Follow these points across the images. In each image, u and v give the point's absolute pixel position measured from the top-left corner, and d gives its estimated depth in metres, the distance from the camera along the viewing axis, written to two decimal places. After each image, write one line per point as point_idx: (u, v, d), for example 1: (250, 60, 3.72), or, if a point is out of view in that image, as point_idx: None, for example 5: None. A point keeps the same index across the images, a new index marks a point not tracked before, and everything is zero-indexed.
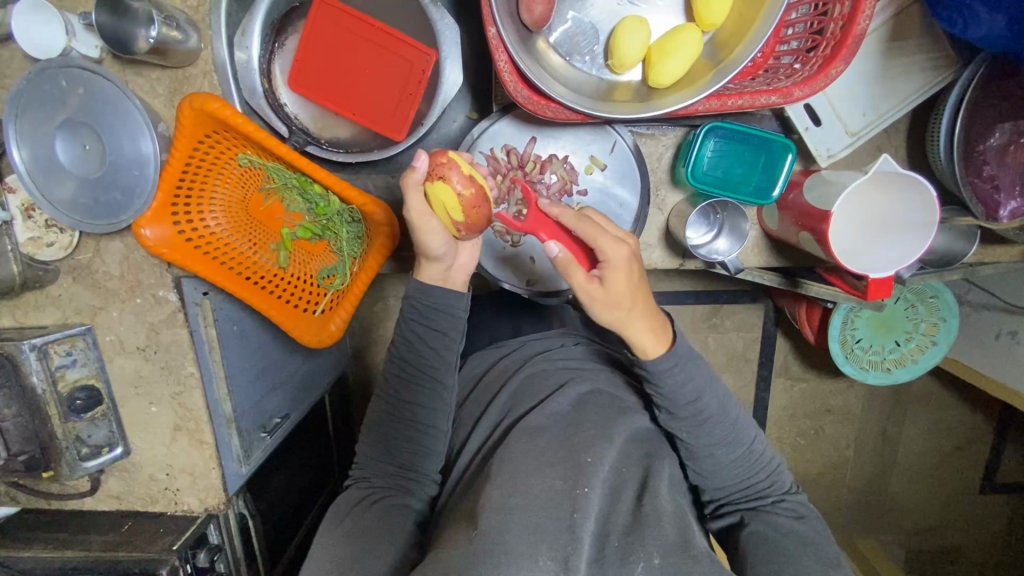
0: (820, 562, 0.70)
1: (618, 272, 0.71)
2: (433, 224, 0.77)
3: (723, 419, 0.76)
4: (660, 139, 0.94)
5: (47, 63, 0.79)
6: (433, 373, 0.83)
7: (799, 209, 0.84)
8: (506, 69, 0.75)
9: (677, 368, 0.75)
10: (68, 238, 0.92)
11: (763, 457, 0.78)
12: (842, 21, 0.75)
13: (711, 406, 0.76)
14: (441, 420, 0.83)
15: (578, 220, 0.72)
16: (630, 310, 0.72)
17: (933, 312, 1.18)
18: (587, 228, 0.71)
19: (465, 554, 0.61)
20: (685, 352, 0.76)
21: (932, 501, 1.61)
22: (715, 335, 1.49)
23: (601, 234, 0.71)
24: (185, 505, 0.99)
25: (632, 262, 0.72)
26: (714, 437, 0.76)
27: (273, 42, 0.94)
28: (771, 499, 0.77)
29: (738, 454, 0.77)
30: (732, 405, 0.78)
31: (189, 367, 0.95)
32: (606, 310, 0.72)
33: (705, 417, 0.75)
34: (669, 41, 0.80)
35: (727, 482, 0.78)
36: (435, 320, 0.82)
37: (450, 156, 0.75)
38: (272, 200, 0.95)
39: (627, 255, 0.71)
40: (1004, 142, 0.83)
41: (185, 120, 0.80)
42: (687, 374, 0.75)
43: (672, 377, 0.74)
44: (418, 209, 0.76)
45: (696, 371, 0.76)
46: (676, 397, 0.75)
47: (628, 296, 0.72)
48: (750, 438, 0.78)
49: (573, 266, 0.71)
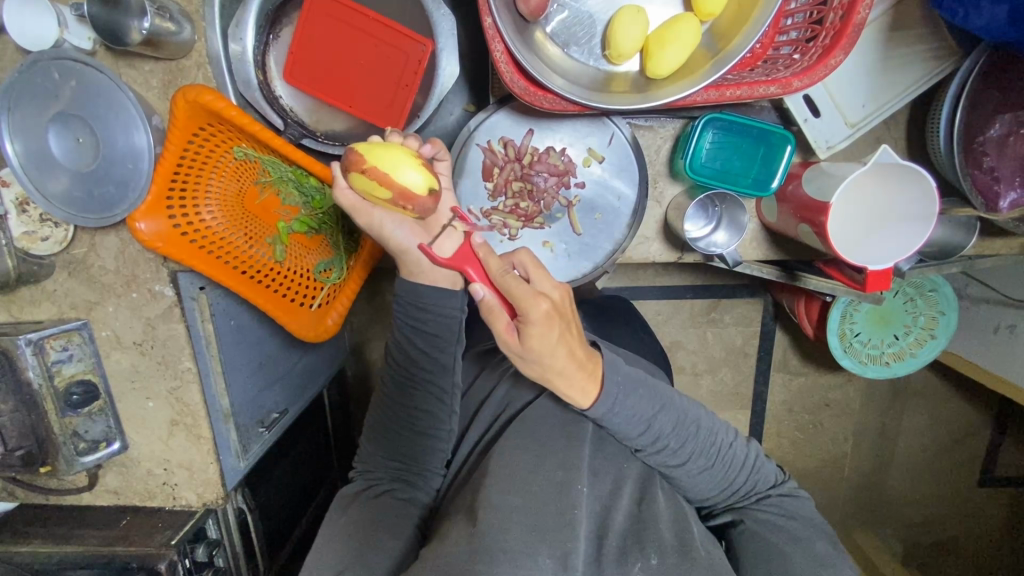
0: (810, 559, 0.69)
1: (539, 329, 0.62)
2: (379, 214, 0.73)
3: (683, 437, 0.72)
4: (658, 131, 0.94)
5: (37, 55, 0.78)
6: (435, 382, 0.82)
7: (798, 201, 0.84)
8: (502, 59, 0.74)
9: (621, 404, 0.69)
10: (63, 233, 0.91)
11: (736, 460, 0.76)
12: (841, 12, 0.75)
13: (667, 427, 0.71)
14: (444, 423, 0.82)
15: (500, 270, 0.66)
16: (553, 365, 0.65)
17: (932, 305, 1.18)
18: (506, 278, 0.65)
19: (464, 551, 0.61)
20: (623, 381, 0.70)
21: (930, 495, 1.62)
22: (714, 330, 1.49)
23: (517, 285, 0.63)
24: (183, 500, 0.98)
25: (554, 317, 0.63)
26: (682, 456, 0.72)
27: (267, 33, 0.94)
28: (754, 496, 0.76)
29: (712, 464, 0.74)
30: (692, 420, 0.73)
31: (186, 362, 0.94)
32: (535, 367, 0.66)
33: (662, 442, 0.71)
34: (667, 32, 0.79)
35: (708, 492, 0.76)
36: (426, 322, 0.80)
37: (346, 143, 0.69)
38: (268, 194, 0.93)
39: (548, 312, 0.62)
40: (1004, 132, 0.82)
41: (179, 113, 0.81)
42: (630, 408, 0.70)
43: (617, 415, 0.69)
44: (353, 202, 0.73)
45: (641, 397, 0.70)
46: (628, 432, 0.70)
47: (550, 352, 0.64)
48: (718, 444, 0.75)
49: (494, 316, 0.65)
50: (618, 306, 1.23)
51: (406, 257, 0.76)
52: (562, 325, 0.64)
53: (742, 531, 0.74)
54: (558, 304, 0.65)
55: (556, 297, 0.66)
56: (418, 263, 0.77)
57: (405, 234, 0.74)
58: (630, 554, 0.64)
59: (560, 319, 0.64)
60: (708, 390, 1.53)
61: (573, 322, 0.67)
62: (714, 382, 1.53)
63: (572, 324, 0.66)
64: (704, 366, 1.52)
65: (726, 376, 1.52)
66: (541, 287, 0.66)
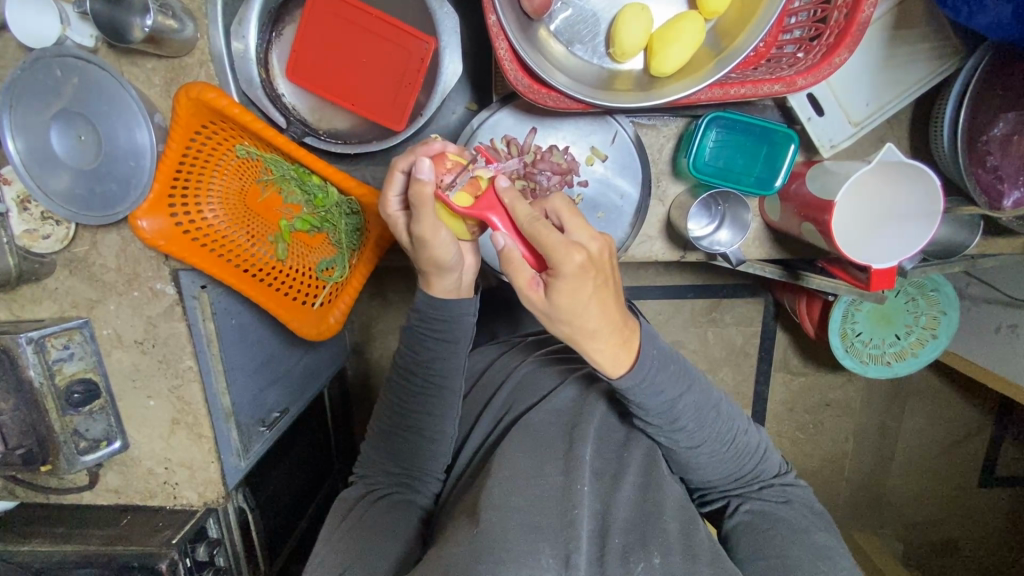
0: (810, 551, 0.69)
1: (571, 283, 0.60)
2: (445, 236, 0.70)
3: (702, 422, 0.72)
4: (661, 130, 0.94)
5: (39, 52, 0.77)
6: (442, 381, 0.81)
7: (803, 200, 0.83)
8: (506, 56, 0.74)
9: (651, 379, 0.68)
10: (64, 230, 0.91)
11: (749, 447, 0.76)
12: (846, 10, 0.75)
13: (688, 411, 0.70)
14: (449, 428, 0.82)
15: (529, 217, 0.62)
16: (584, 324, 0.63)
17: (933, 304, 1.17)
18: (535, 227, 0.60)
19: (467, 550, 0.61)
20: (657, 357, 0.69)
21: (931, 496, 1.61)
22: (715, 329, 1.49)
23: (549, 234, 0.59)
24: (184, 499, 0.98)
25: (588, 270, 0.60)
26: (697, 439, 0.72)
27: (270, 32, 0.94)
28: (756, 483, 0.76)
29: (724, 450, 0.74)
30: (714, 404, 0.73)
31: (187, 361, 0.94)
32: (567, 324, 0.63)
33: (681, 423, 0.71)
34: (670, 30, 0.79)
35: (712, 475, 0.76)
36: (442, 329, 0.79)
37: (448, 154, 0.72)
38: (270, 192, 0.93)
39: (583, 266, 0.59)
40: (1008, 131, 0.83)
41: (181, 111, 0.80)
42: (659, 385, 0.68)
43: (643, 390, 0.68)
44: (424, 199, 0.66)
45: (671, 375, 0.69)
46: (649, 408, 0.70)
47: (581, 308, 0.61)
48: (734, 431, 0.75)
49: (517, 267, 0.63)
50: None
51: (445, 271, 0.74)
52: (597, 280, 0.61)
53: (737, 527, 0.74)
54: (596, 255, 0.61)
55: (594, 249, 0.61)
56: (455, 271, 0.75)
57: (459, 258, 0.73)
58: (633, 553, 0.64)
59: (596, 273, 0.60)
60: None
61: (610, 275, 0.64)
62: (715, 381, 1.53)
63: (609, 280, 0.63)
64: (705, 366, 1.52)
65: (727, 376, 1.52)
66: (578, 238, 0.61)
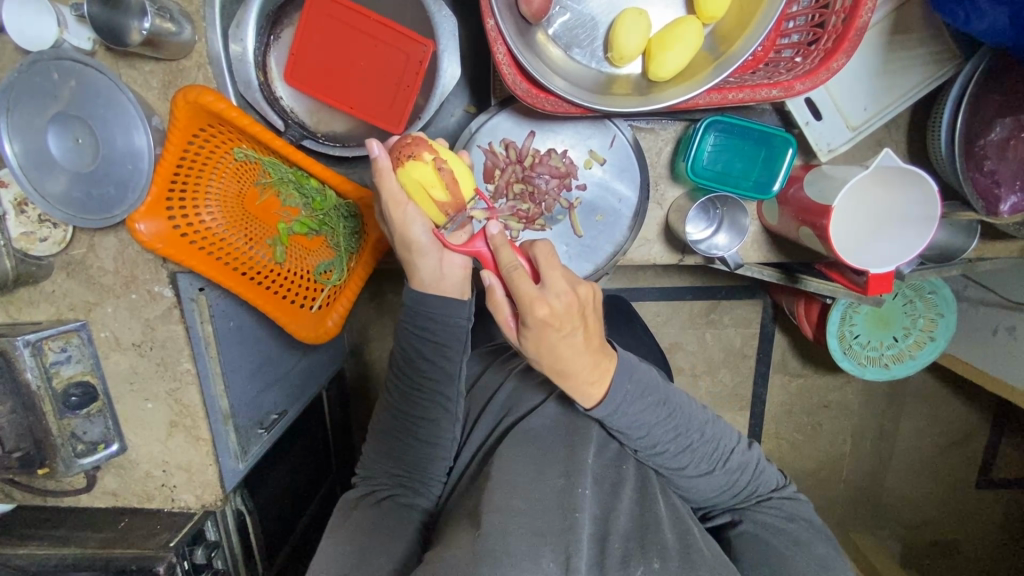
0: (811, 561, 0.70)
1: (537, 331, 0.64)
2: (409, 211, 0.73)
3: (683, 445, 0.72)
4: (660, 134, 0.94)
5: (38, 55, 0.78)
6: (437, 385, 0.81)
7: (799, 204, 0.84)
8: (504, 61, 0.74)
9: (624, 410, 0.69)
10: (62, 233, 0.91)
11: (742, 465, 0.76)
12: (844, 15, 0.75)
13: (666, 435, 0.71)
14: (448, 430, 0.81)
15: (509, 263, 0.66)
16: (557, 364, 0.66)
17: (931, 307, 1.18)
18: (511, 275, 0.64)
19: (466, 554, 0.60)
20: (633, 389, 0.69)
21: (928, 497, 1.62)
22: (714, 331, 1.49)
23: (519, 285, 0.63)
24: (181, 502, 0.98)
25: (553, 322, 0.63)
26: (683, 460, 0.73)
27: (268, 34, 0.94)
28: (753, 498, 0.77)
29: (713, 470, 0.74)
30: (697, 425, 0.73)
31: (185, 363, 0.94)
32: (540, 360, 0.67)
33: (661, 448, 0.71)
34: (669, 34, 0.79)
35: (709, 493, 0.76)
36: (432, 332, 0.78)
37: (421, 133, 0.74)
38: (268, 195, 0.93)
39: (545, 319, 0.62)
40: (1004, 136, 0.83)
41: (179, 113, 0.81)
42: (635, 415, 0.69)
43: (620, 418, 0.69)
44: (393, 192, 0.72)
45: (647, 405, 0.70)
46: (630, 435, 0.71)
47: (551, 351, 0.65)
48: (724, 450, 0.75)
49: (497, 306, 0.68)
50: (618, 307, 1.23)
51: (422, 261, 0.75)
52: (565, 328, 0.64)
53: (740, 535, 0.74)
54: (564, 308, 0.63)
55: (561, 302, 0.63)
56: (428, 266, 0.75)
57: (428, 237, 0.74)
58: (633, 558, 0.63)
59: (562, 324, 0.63)
60: (707, 392, 1.53)
61: (586, 321, 0.66)
62: (713, 383, 1.53)
63: (582, 326, 0.65)
64: (703, 368, 1.52)
65: (725, 377, 1.52)
66: (550, 288, 0.63)
